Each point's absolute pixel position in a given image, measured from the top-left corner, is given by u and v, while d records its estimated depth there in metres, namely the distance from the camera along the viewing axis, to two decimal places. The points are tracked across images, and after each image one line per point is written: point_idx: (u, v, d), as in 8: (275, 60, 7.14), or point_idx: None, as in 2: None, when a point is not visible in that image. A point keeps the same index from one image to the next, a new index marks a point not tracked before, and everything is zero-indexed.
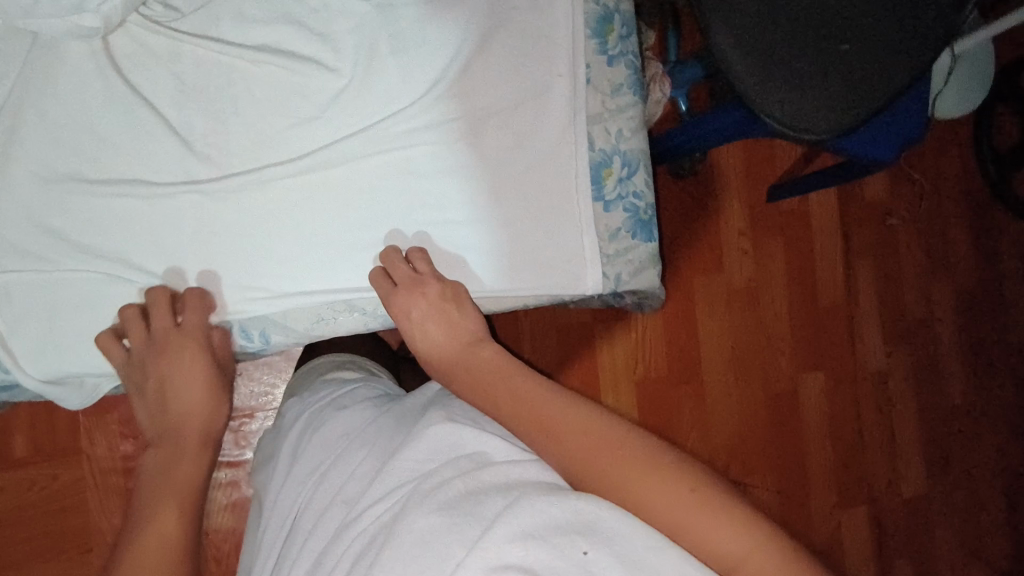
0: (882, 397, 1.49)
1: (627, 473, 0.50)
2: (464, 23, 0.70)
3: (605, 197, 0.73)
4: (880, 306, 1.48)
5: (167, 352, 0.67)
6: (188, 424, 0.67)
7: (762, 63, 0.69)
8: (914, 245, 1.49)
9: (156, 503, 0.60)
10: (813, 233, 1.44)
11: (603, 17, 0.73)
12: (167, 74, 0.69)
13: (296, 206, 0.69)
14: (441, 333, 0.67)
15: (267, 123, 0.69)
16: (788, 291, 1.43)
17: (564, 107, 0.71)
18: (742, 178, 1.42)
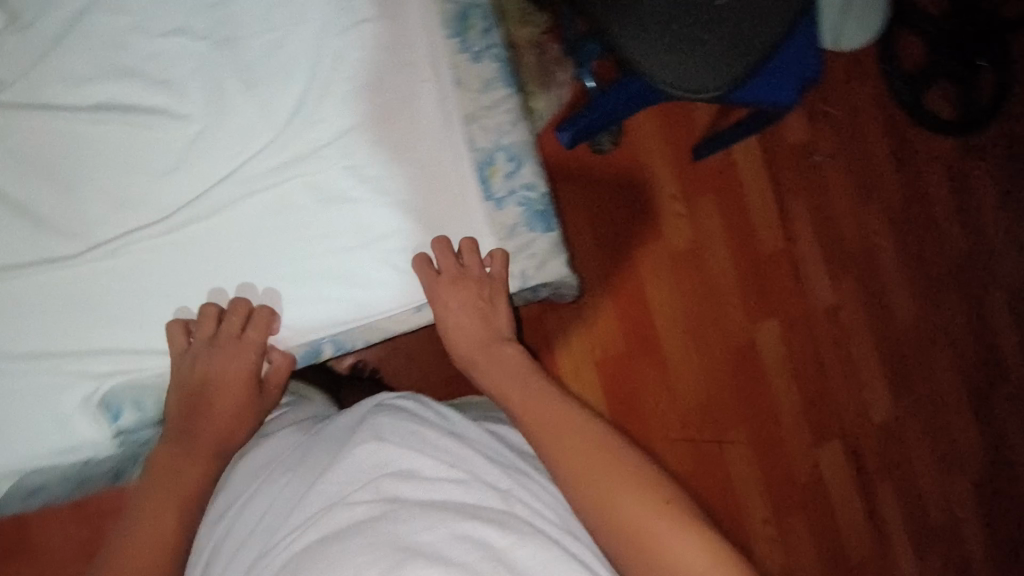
0: (837, 330, 1.50)
1: (608, 476, 0.55)
2: (311, 44, 0.68)
3: (495, 195, 0.71)
4: (819, 243, 1.49)
5: (223, 355, 0.67)
6: (207, 431, 0.65)
7: (652, 47, 0.85)
8: (842, 177, 1.51)
9: (153, 506, 0.59)
10: (741, 184, 1.45)
11: (459, 15, 0.71)
12: (3, 150, 0.67)
13: (179, 261, 0.68)
14: (473, 325, 0.70)
15: (127, 183, 0.68)
16: (729, 244, 1.44)
17: (436, 110, 0.70)
18: (660, 143, 1.42)
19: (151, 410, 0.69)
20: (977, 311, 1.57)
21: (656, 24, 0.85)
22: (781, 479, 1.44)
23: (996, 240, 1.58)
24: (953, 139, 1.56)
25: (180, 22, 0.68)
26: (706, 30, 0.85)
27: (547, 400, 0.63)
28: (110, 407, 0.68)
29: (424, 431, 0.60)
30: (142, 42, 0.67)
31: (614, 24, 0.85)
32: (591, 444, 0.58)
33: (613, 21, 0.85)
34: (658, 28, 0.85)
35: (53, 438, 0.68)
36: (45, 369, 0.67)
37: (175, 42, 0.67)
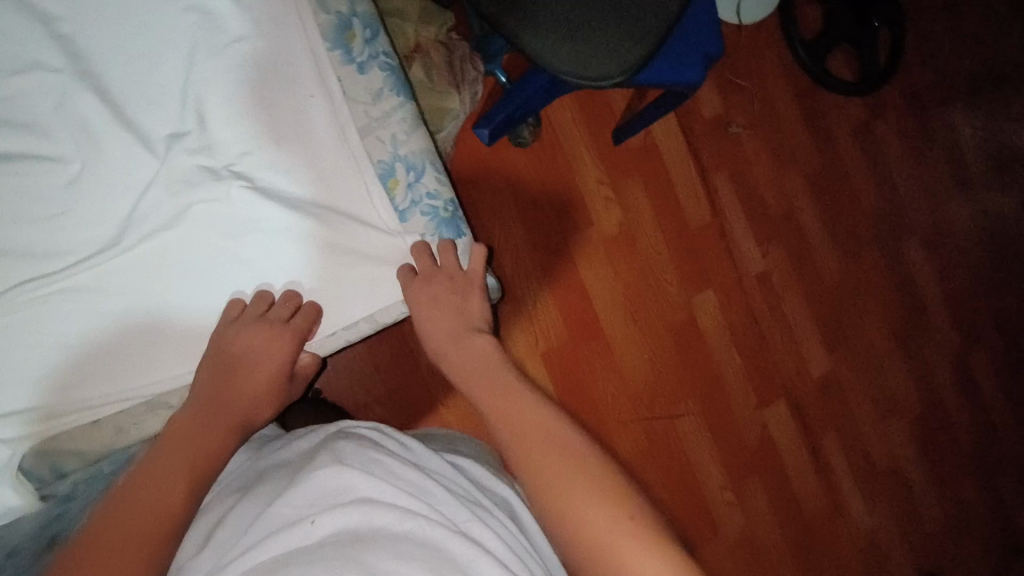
0: (769, 294, 1.55)
1: (571, 483, 0.54)
2: (186, 70, 0.63)
3: (398, 207, 0.69)
4: (745, 213, 1.53)
5: (276, 341, 0.63)
6: (231, 412, 0.62)
7: (548, 36, 0.85)
8: (758, 146, 1.55)
9: (163, 468, 0.55)
10: (665, 163, 1.47)
11: (341, 25, 0.68)
12: None
13: (96, 306, 0.61)
14: (444, 316, 0.68)
15: (6, 237, 0.60)
16: (659, 223, 1.46)
17: (328, 123, 0.67)
18: (581, 129, 1.42)
19: (44, 479, 0.62)
20: (896, 260, 1.65)
21: (551, 13, 0.84)
22: (732, 444, 1.48)
23: (906, 192, 1.66)
24: (858, 100, 1.63)
25: (31, 58, 0.60)
26: (602, 15, 0.85)
27: (516, 402, 0.62)
28: (26, 471, 0.61)
29: (386, 460, 0.60)
30: None
31: (509, 17, 0.84)
32: (557, 446, 0.57)
33: (508, 14, 0.84)
34: (554, 17, 0.84)
35: None
36: None
37: (33, 77, 0.59)
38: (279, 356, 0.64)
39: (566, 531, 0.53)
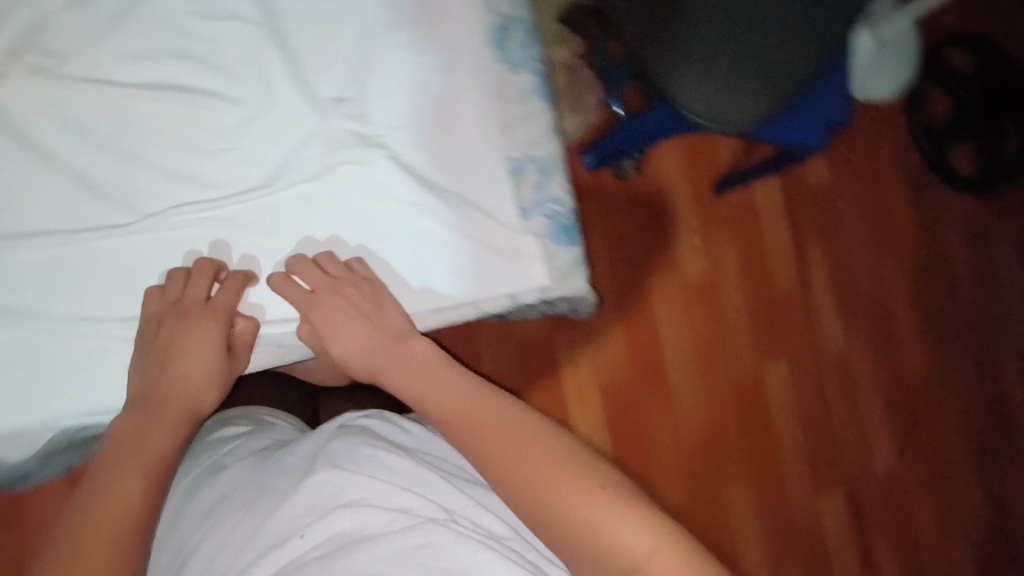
0: (846, 379, 1.49)
1: (539, 473, 0.51)
2: (364, 45, 0.67)
3: (523, 205, 0.71)
4: (833, 288, 1.49)
5: (200, 323, 0.60)
6: (175, 399, 0.59)
7: None
8: (861, 225, 1.50)
9: (121, 467, 0.54)
10: (761, 223, 1.45)
11: (501, 26, 0.72)
12: (55, 119, 0.60)
13: (235, 239, 0.63)
14: (358, 334, 0.62)
15: (176, 162, 0.62)
16: (742, 282, 1.43)
17: (474, 114, 0.70)
18: (684, 176, 1.42)
19: None
20: (989, 372, 1.55)
21: (699, 41, 0.83)
22: (778, 523, 1.41)
23: (1012, 301, 1.57)
24: (976, 197, 1.56)
25: (230, 8, 0.63)
26: (750, 48, 0.83)
27: (467, 394, 0.58)
28: None
29: (378, 453, 0.60)
30: (199, 24, 0.62)
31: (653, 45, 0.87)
32: (514, 433, 0.54)
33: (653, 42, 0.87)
34: (702, 47, 0.83)
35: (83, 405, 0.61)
36: (61, 340, 0.61)
37: (230, 27, 0.63)
38: (211, 337, 0.60)
39: (538, 519, 0.50)
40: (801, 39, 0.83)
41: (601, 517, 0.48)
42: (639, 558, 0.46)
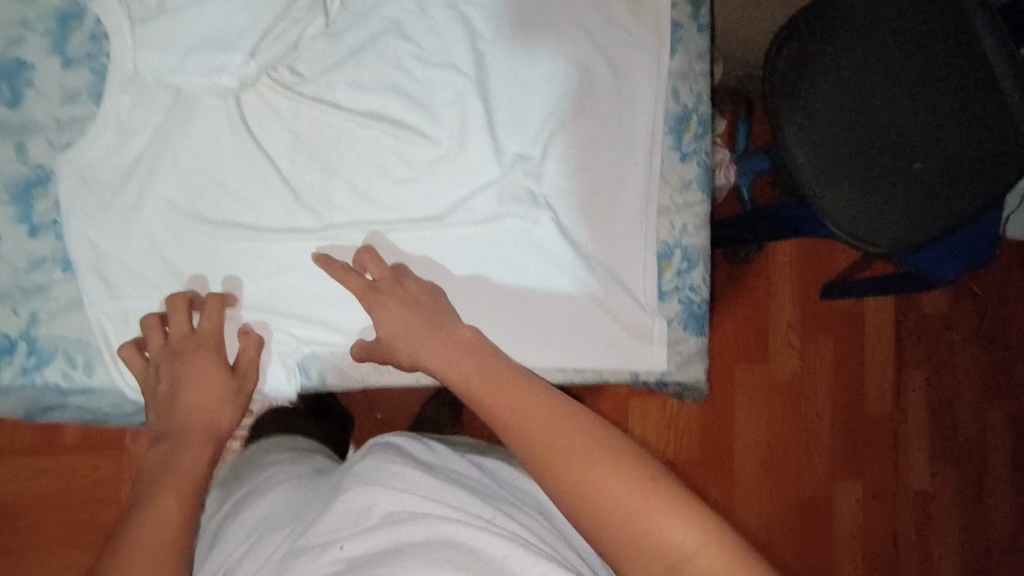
0: (924, 519, 1.40)
1: (583, 462, 0.46)
2: (555, 113, 0.72)
3: (662, 286, 0.75)
4: (928, 422, 1.41)
5: (193, 354, 0.60)
6: (194, 421, 0.57)
7: (828, 171, 0.83)
8: (972, 364, 1.42)
9: (156, 488, 0.52)
10: (865, 336, 1.40)
11: (681, 116, 0.77)
12: (285, 129, 0.66)
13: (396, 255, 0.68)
14: (408, 320, 0.60)
15: (369, 183, 0.67)
16: (832, 392, 1.39)
17: (637, 194, 0.74)
18: (794, 274, 1.39)
19: (309, 379, 0.66)
20: None
21: (843, 149, 0.83)
22: None
23: None
24: None
25: (450, 61, 0.70)
26: (900, 166, 0.80)
27: (513, 385, 0.54)
28: (304, 368, 0.66)
29: (407, 473, 0.58)
30: (419, 68, 0.69)
31: (797, 138, 0.84)
32: (557, 418, 0.50)
33: (799, 135, 0.84)
34: (844, 156, 0.83)
35: None
36: (238, 324, 0.64)
37: (445, 75, 0.69)
38: (209, 362, 0.60)
39: (576, 505, 0.45)
40: (974, 162, 0.76)
41: (647, 506, 0.43)
42: (687, 552, 0.41)
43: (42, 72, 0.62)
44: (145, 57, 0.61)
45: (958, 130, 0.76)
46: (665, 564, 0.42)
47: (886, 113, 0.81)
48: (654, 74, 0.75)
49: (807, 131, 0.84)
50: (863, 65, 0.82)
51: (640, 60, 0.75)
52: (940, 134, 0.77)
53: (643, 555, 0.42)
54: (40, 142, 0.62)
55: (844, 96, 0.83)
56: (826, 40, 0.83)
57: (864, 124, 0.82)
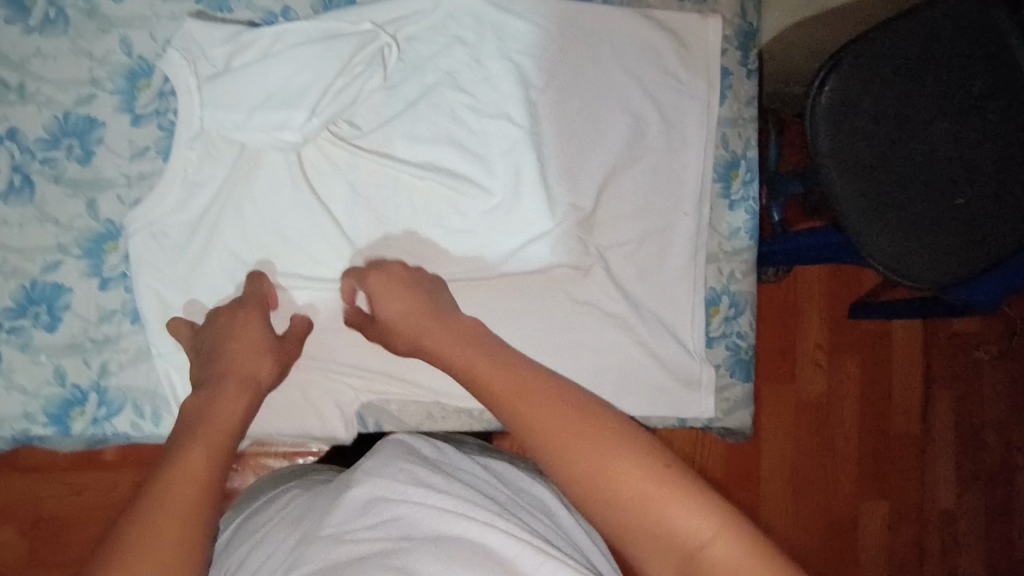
0: (948, 538, 1.40)
1: (592, 450, 0.45)
2: (607, 161, 0.73)
3: (710, 332, 0.76)
4: (955, 442, 1.40)
5: (238, 315, 0.61)
6: (234, 369, 0.57)
7: (871, 202, 0.72)
8: (1001, 383, 1.39)
9: (188, 440, 0.50)
10: (894, 356, 1.37)
11: (730, 163, 0.77)
12: (344, 181, 0.68)
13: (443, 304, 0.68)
14: (408, 301, 0.61)
15: (425, 234, 0.69)
16: (860, 413, 1.36)
17: (686, 242, 0.75)
18: (822, 292, 1.34)
19: (366, 427, 0.68)
20: None
21: (885, 177, 0.72)
22: None
23: None
24: None
25: (504, 111, 0.70)
26: (946, 199, 0.71)
27: (518, 373, 0.52)
28: (363, 416, 0.68)
29: (414, 468, 0.54)
30: (474, 119, 0.69)
31: (835, 163, 0.71)
32: (567, 405, 0.49)
33: (837, 159, 0.71)
34: (886, 185, 0.72)
35: (305, 431, 0.67)
36: (300, 373, 0.66)
37: (499, 125, 0.70)
38: (251, 322, 0.61)
39: (589, 494, 0.44)
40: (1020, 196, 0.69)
41: (658, 493, 0.43)
42: (701, 542, 0.41)
43: (111, 129, 0.64)
44: (214, 116, 0.63)
45: (1005, 162, 0.69)
46: (681, 551, 0.41)
47: (929, 140, 0.71)
48: (705, 121, 0.76)
49: (847, 154, 0.71)
50: (921, 86, 0.69)
51: (691, 107, 0.76)
52: (987, 166, 0.70)
53: (652, 541, 0.42)
54: (110, 197, 0.64)
55: (893, 117, 0.71)
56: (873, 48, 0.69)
57: (908, 149, 0.71)
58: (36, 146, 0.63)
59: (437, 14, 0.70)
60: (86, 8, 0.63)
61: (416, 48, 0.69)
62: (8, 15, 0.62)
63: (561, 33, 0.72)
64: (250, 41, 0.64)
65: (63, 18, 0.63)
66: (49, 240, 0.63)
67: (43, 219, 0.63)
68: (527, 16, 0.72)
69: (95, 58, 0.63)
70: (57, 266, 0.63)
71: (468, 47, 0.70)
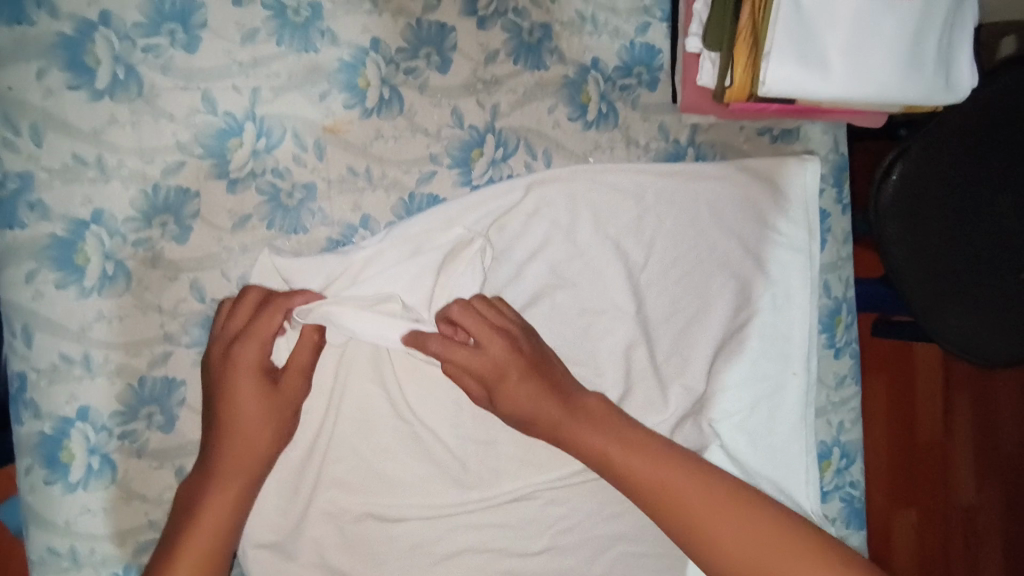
0: (973, 540, 1.25)
1: (754, 551, 0.48)
2: (710, 332, 0.67)
3: (824, 487, 0.73)
4: (975, 442, 1.25)
5: (237, 368, 0.54)
6: (231, 449, 0.55)
7: (939, 284, 0.75)
8: (1017, 379, 1.25)
9: (177, 546, 0.52)
10: (916, 364, 1.25)
11: (832, 309, 0.73)
12: (447, 397, 0.63)
13: (545, 520, 0.64)
14: (533, 388, 0.55)
15: (532, 445, 0.64)
16: (887, 431, 1.25)
17: (796, 400, 0.69)
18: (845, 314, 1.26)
19: None
20: None
21: (950, 257, 0.74)
22: None
23: None
24: None
25: (609, 298, 0.65)
26: (1008, 279, 0.74)
27: (673, 473, 0.52)
28: None
29: None
30: (580, 315, 0.64)
31: (900, 246, 0.74)
32: (719, 503, 0.50)
33: (901, 241, 0.74)
34: (952, 262, 0.74)
35: None
36: None
37: (605, 317, 0.65)
38: (249, 370, 0.55)
39: None
40: None
41: None
42: None
43: (191, 386, 0.58)
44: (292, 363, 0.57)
45: None
46: None
47: (992, 225, 0.74)
48: (808, 272, 0.70)
49: (913, 232, 0.74)
50: (978, 169, 0.72)
51: (793, 260, 0.70)
52: None
53: None
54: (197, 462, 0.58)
55: (958, 201, 0.73)
56: (940, 154, 0.72)
57: (971, 234, 0.74)
58: (111, 421, 0.56)
59: (529, 200, 0.63)
60: (147, 256, 0.57)
61: (508, 240, 0.63)
62: (60, 279, 0.55)
63: (657, 198, 0.66)
64: (340, 271, 0.59)
65: (124, 271, 0.56)
66: (138, 519, 0.57)
67: (129, 497, 0.57)
68: (624, 186, 0.65)
69: (164, 310, 0.57)
70: (151, 546, 0.58)
71: (565, 231, 0.64)
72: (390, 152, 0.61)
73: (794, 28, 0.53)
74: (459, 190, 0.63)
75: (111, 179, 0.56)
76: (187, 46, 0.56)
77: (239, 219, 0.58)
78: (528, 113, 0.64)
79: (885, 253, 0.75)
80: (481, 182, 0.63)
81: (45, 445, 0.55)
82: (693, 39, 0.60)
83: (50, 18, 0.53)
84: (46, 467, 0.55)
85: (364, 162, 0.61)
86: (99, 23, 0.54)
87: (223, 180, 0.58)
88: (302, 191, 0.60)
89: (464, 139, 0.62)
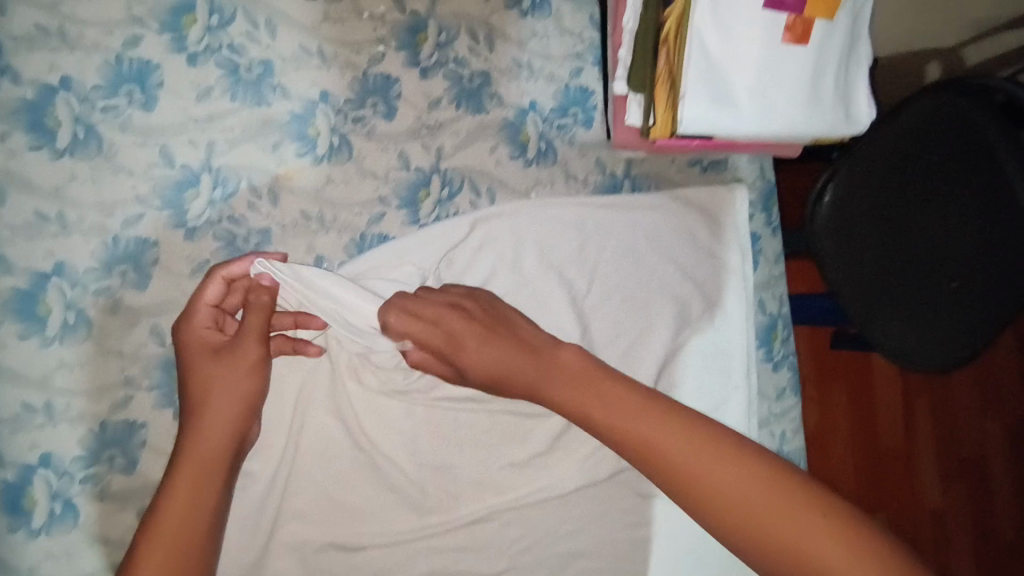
0: (942, 544, 1.26)
1: (737, 480, 0.43)
2: (657, 351, 0.70)
3: None
4: (935, 444, 1.30)
5: (188, 341, 0.57)
6: (189, 418, 0.54)
7: (870, 296, 0.81)
8: (970, 383, 1.31)
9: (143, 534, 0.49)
10: (872, 373, 1.32)
11: (768, 325, 0.79)
12: (403, 427, 0.66)
13: (502, 542, 0.66)
14: (497, 348, 0.55)
15: (487, 469, 0.67)
16: (851, 439, 1.30)
17: (742, 412, 0.73)
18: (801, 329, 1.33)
19: None
20: None
21: (880, 271, 0.79)
22: None
23: None
24: None
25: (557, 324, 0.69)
26: (933, 285, 0.77)
27: (639, 418, 0.48)
28: None
29: None
30: None
31: (834, 265, 0.81)
32: (695, 438, 0.46)
33: (835, 259, 0.80)
34: (881, 276, 0.80)
35: None
36: None
37: None
38: (199, 342, 0.57)
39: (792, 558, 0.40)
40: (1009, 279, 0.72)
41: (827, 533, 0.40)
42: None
43: (155, 429, 0.61)
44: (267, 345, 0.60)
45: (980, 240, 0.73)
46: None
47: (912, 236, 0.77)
48: (744, 292, 0.75)
49: (845, 251, 0.80)
50: (900, 184, 0.76)
51: (728, 280, 0.74)
52: (967, 248, 0.74)
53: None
54: None
55: (882, 215, 0.78)
56: (872, 174, 0.77)
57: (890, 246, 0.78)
58: (75, 467, 0.58)
59: (475, 235, 0.67)
60: (108, 305, 0.59)
61: (458, 273, 0.66)
62: (23, 329, 0.56)
63: (597, 228, 0.71)
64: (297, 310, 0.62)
65: (85, 321, 0.58)
66: (103, 561, 0.59)
67: (92, 541, 0.59)
68: (564, 218, 0.70)
69: (126, 355, 0.60)
70: None
71: (511, 261, 0.68)
72: (340, 195, 0.65)
73: (704, 74, 0.57)
74: (406, 229, 0.67)
75: (72, 234, 0.58)
76: (144, 104, 0.60)
77: (198, 265, 0.62)
78: (471, 154, 0.69)
79: (824, 271, 0.82)
80: (428, 221, 0.68)
81: (7, 492, 0.55)
82: (620, 83, 0.65)
83: (11, 84, 0.56)
84: (9, 516, 0.55)
85: (317, 206, 0.64)
86: (59, 86, 0.57)
87: (181, 229, 0.61)
88: (257, 237, 0.63)
89: (412, 180, 0.67)
